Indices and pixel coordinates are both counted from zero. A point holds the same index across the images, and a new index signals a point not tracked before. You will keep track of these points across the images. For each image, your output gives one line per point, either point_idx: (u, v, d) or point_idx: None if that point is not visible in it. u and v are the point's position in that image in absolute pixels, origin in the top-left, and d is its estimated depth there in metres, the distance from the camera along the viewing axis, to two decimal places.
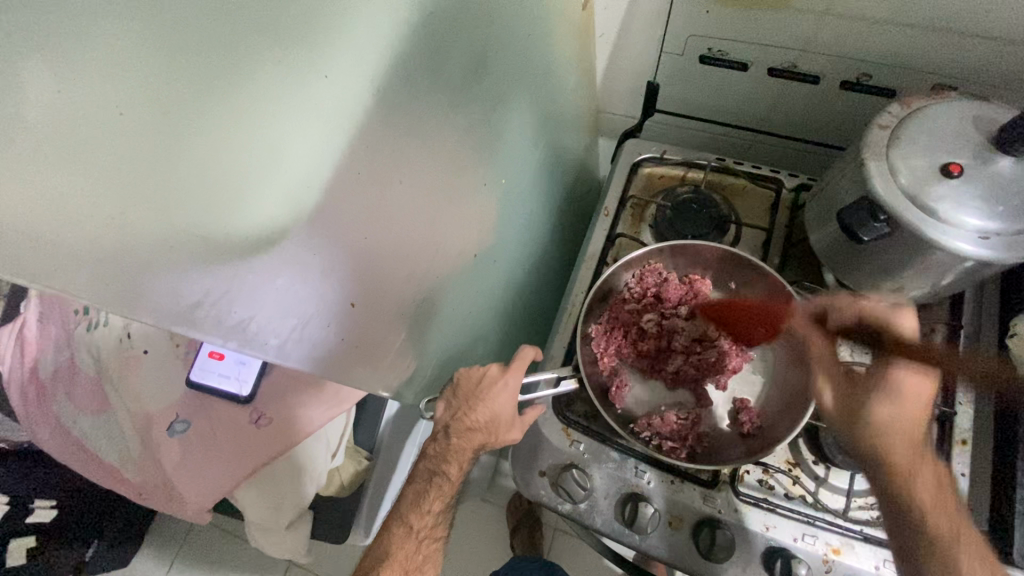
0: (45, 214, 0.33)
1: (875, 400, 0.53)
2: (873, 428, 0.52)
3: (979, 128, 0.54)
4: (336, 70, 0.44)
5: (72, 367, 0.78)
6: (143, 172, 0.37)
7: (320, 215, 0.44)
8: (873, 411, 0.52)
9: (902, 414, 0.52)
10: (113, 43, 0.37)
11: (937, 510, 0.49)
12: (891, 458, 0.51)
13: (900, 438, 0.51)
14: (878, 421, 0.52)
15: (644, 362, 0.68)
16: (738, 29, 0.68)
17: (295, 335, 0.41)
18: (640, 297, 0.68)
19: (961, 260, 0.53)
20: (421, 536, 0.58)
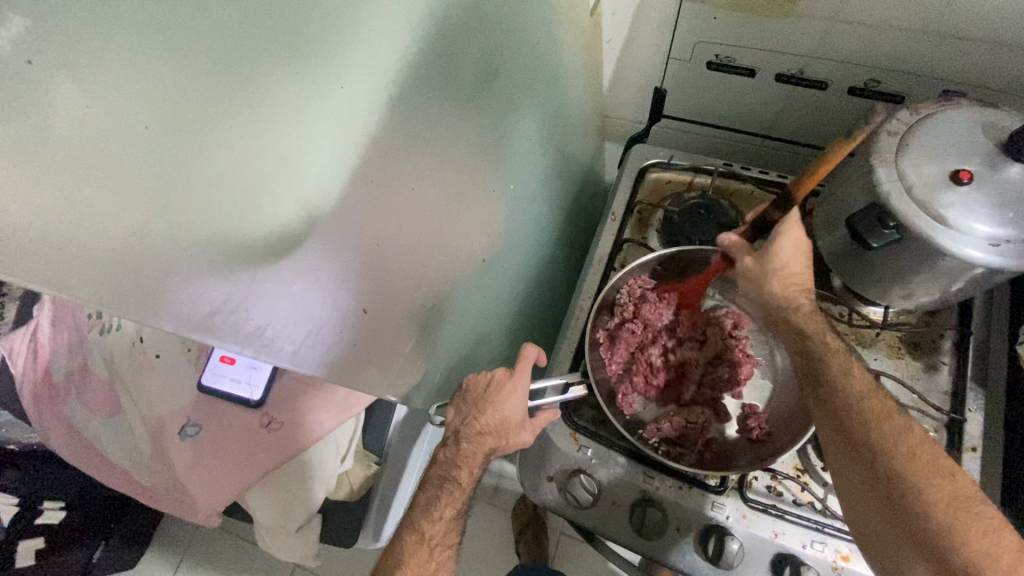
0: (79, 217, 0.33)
1: (778, 248, 0.54)
2: (776, 270, 0.55)
3: (988, 134, 0.54)
4: (352, 79, 0.45)
5: (84, 371, 0.78)
6: (170, 183, 0.37)
7: (336, 224, 0.45)
8: (778, 254, 0.54)
9: (796, 259, 0.55)
10: (123, 42, 0.36)
11: (856, 383, 0.50)
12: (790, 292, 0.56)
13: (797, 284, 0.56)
14: (784, 267, 0.55)
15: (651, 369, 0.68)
16: (747, 36, 0.68)
17: (309, 341, 0.42)
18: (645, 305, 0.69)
19: (972, 266, 0.53)
20: (433, 544, 0.57)
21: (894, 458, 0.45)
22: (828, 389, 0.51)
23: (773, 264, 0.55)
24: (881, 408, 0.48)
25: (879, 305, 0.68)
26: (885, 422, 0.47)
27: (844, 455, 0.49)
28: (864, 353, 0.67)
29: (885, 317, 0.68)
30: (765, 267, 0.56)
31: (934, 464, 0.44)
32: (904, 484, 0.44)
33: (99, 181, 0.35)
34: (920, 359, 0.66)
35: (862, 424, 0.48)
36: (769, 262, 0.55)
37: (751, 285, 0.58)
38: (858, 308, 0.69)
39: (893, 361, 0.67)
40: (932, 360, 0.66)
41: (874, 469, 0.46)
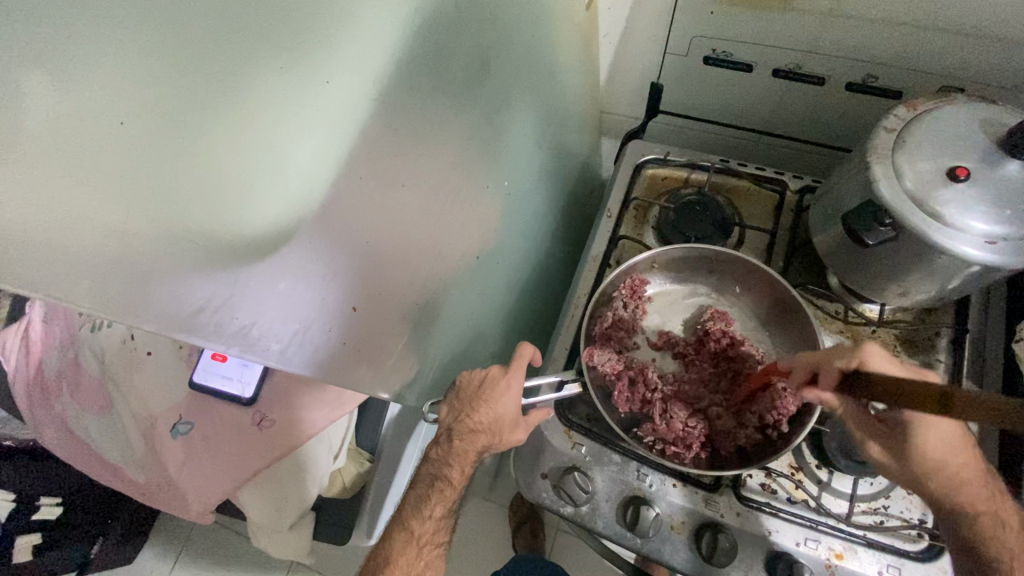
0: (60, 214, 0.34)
1: (926, 440, 0.53)
2: (933, 471, 0.53)
3: (986, 131, 0.53)
4: (341, 77, 0.44)
5: (77, 368, 0.78)
6: (144, 179, 0.36)
7: (323, 220, 0.44)
8: (923, 454, 0.53)
9: (950, 458, 0.53)
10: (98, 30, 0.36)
11: None
12: (966, 492, 0.52)
13: (967, 485, 0.52)
14: (941, 469, 0.53)
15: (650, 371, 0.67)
16: (743, 30, 0.67)
17: (296, 340, 0.42)
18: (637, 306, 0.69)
19: (968, 264, 0.52)
20: (422, 542, 0.57)
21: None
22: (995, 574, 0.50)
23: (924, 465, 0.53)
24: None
25: (876, 303, 0.68)
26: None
27: None
28: None
29: (881, 315, 0.68)
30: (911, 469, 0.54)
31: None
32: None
33: (77, 174, 0.35)
34: (916, 356, 0.66)
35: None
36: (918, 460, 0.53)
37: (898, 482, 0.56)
38: (855, 306, 0.69)
39: None
40: (929, 357, 0.66)
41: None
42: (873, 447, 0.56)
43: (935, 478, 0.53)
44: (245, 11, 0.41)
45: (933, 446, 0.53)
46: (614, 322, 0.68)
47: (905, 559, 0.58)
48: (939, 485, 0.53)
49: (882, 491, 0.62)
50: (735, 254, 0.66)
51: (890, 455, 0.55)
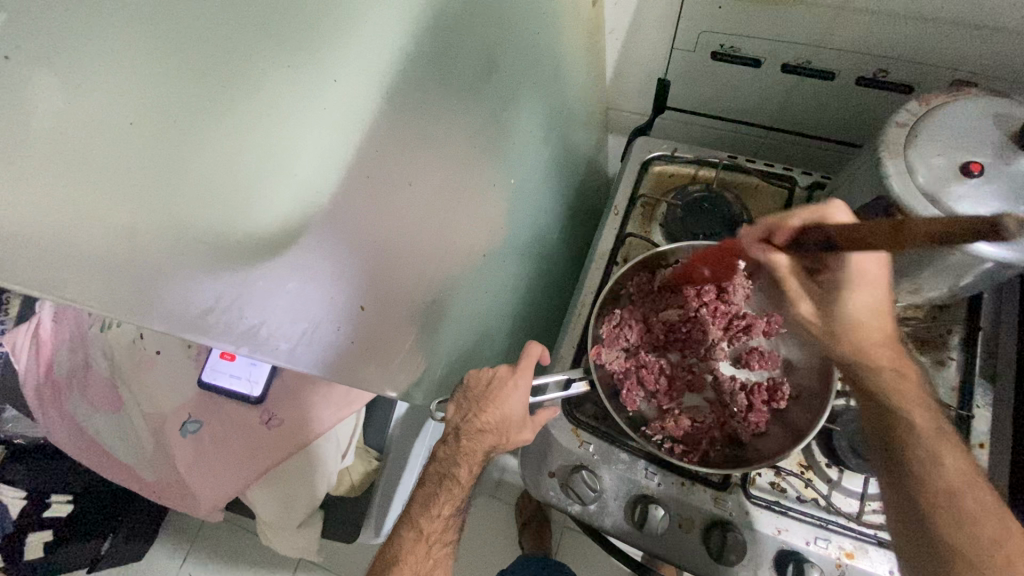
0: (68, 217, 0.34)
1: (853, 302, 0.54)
2: (849, 336, 0.54)
3: (1000, 125, 0.53)
4: (347, 75, 0.44)
5: (87, 367, 0.79)
6: (153, 181, 0.36)
7: (332, 218, 0.44)
8: (855, 312, 0.54)
9: (876, 324, 0.54)
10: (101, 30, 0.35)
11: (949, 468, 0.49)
12: (878, 356, 0.54)
13: (880, 345, 0.54)
14: (858, 330, 0.54)
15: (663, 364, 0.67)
16: (752, 26, 0.67)
17: (305, 339, 0.42)
18: (648, 300, 0.68)
19: (981, 261, 0.51)
20: (431, 541, 0.57)
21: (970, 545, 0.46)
22: (904, 466, 0.51)
23: (845, 322, 0.54)
24: (946, 485, 0.49)
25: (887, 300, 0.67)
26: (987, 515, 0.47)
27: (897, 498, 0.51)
28: None
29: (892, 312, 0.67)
30: (830, 325, 0.55)
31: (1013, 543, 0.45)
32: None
33: (85, 176, 0.35)
34: (928, 354, 0.65)
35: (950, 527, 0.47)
36: (835, 317, 0.55)
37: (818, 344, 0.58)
38: None
39: None
40: (940, 355, 0.65)
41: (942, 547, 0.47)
42: (804, 305, 0.56)
43: (854, 340, 0.54)
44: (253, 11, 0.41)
45: (861, 304, 0.53)
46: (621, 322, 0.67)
47: None
48: (851, 346, 0.54)
49: None
50: None
51: (817, 317, 0.56)
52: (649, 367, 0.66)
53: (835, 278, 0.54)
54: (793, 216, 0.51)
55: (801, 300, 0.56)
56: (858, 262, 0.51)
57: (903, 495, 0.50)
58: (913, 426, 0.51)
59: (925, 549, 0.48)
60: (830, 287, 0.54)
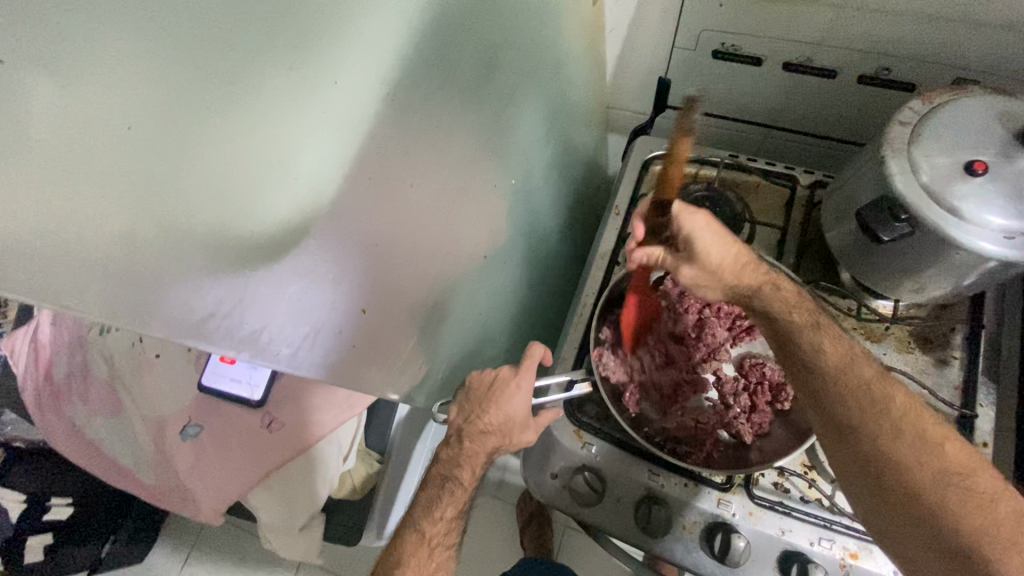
0: (71, 228, 0.35)
1: (705, 250, 0.55)
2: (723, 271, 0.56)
3: (1003, 123, 0.52)
4: (352, 76, 0.43)
5: (86, 371, 0.78)
6: (154, 185, 0.36)
7: (333, 221, 0.43)
8: (709, 258, 0.56)
9: (729, 253, 0.55)
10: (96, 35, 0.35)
11: (835, 357, 0.48)
12: (744, 278, 0.56)
13: (746, 267, 0.56)
14: (722, 266, 0.56)
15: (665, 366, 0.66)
16: (754, 24, 0.66)
17: (306, 343, 0.42)
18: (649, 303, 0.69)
19: (986, 260, 0.51)
20: (433, 544, 0.57)
21: (912, 469, 0.42)
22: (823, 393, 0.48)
23: (710, 267, 0.56)
24: (840, 372, 0.47)
25: (889, 299, 0.67)
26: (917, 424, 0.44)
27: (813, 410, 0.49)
28: (873, 348, 0.66)
29: (895, 312, 0.67)
30: (711, 271, 0.56)
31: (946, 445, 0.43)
32: (930, 507, 0.41)
33: (79, 182, 0.34)
34: (930, 353, 0.65)
35: (887, 464, 0.43)
36: (702, 267, 0.56)
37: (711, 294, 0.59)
38: (867, 303, 0.68)
39: (902, 357, 0.66)
40: (943, 354, 0.65)
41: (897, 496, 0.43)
42: (683, 270, 0.58)
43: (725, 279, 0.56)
44: (255, 14, 0.39)
45: (713, 250, 0.55)
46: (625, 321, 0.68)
47: None
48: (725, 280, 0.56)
49: None
50: None
51: (696, 273, 0.57)
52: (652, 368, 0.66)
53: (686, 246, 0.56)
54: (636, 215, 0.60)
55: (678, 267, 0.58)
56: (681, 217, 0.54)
57: (831, 431, 0.47)
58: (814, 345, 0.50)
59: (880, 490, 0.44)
60: (687, 250, 0.57)
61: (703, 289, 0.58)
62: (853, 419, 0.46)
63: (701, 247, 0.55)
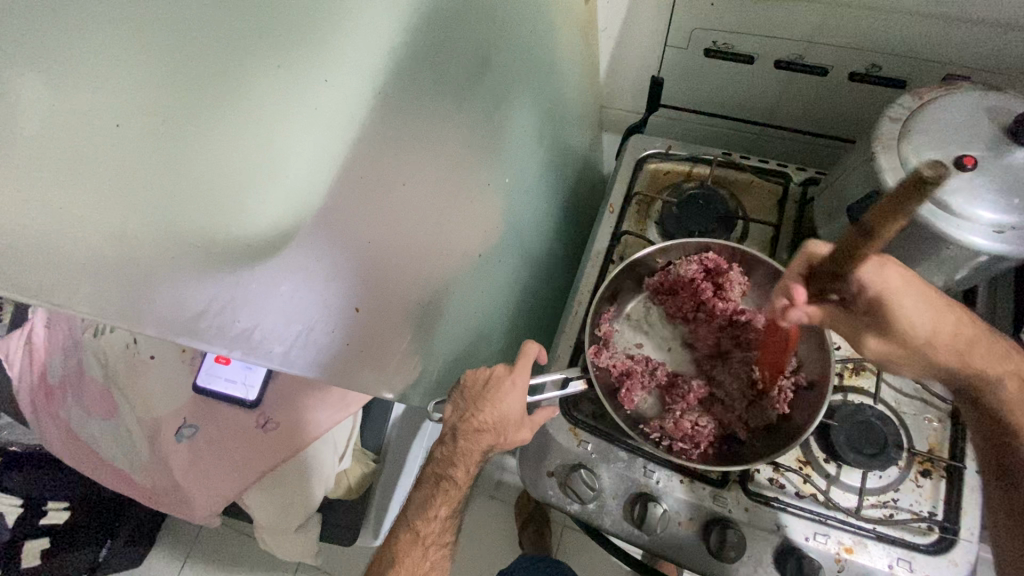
0: (54, 226, 0.34)
1: (913, 323, 0.50)
2: (930, 348, 0.51)
3: (993, 118, 0.53)
4: (335, 76, 0.45)
5: (79, 373, 0.78)
6: (142, 182, 0.36)
7: (323, 217, 0.44)
8: (914, 329, 0.50)
9: (941, 327, 0.50)
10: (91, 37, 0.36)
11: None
12: (972, 358, 0.51)
13: (966, 345, 0.51)
14: (933, 338, 0.51)
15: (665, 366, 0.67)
16: (744, 22, 0.67)
17: (299, 342, 0.42)
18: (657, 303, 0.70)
19: (976, 254, 0.52)
20: (428, 543, 0.57)
21: None
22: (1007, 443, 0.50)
23: (915, 342, 0.51)
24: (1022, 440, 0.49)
25: None
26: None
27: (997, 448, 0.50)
28: None
29: None
30: (908, 345, 0.52)
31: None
32: None
33: (70, 177, 0.34)
34: None
35: None
36: (903, 345, 0.52)
37: (911, 366, 0.53)
38: None
39: None
40: None
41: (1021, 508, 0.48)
42: (868, 338, 0.54)
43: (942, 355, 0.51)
44: (246, 16, 0.41)
45: (922, 325, 0.50)
46: (619, 315, 0.71)
47: (915, 553, 0.58)
48: (958, 358, 0.51)
49: (891, 484, 0.62)
50: (723, 244, 0.66)
51: (886, 344, 0.53)
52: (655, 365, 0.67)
53: (877, 319, 0.52)
54: (794, 269, 0.53)
55: (858, 332, 0.54)
56: (880, 293, 0.49)
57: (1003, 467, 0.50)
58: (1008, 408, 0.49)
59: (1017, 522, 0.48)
60: (876, 320, 0.52)
61: (903, 363, 0.54)
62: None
63: (909, 320, 0.50)
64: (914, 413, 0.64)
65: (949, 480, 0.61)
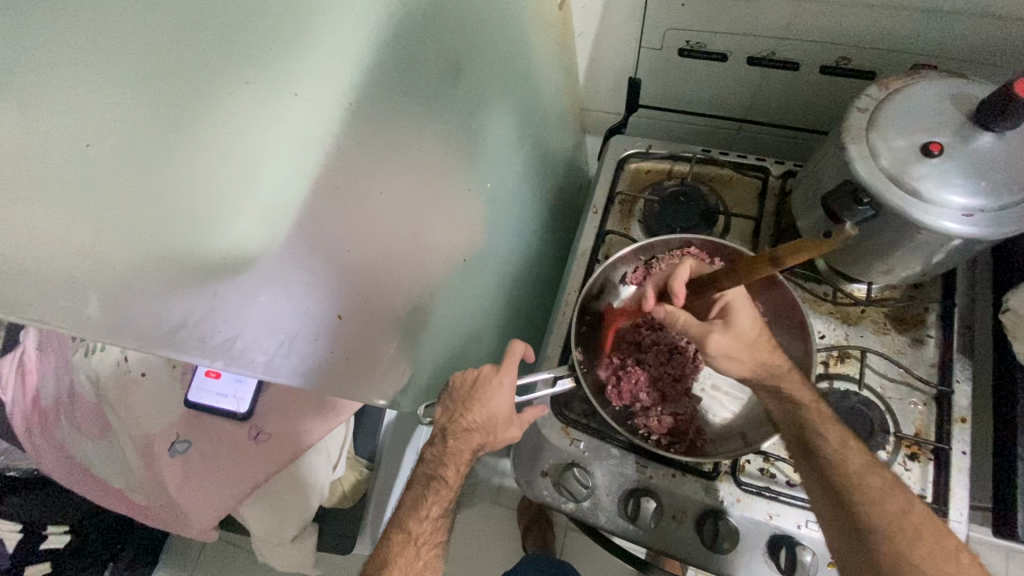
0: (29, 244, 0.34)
1: (738, 318, 0.56)
2: (754, 340, 0.56)
3: (957, 105, 0.54)
4: (309, 87, 0.44)
5: (72, 394, 0.78)
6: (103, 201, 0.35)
7: (301, 235, 0.44)
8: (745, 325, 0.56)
9: (756, 323, 0.56)
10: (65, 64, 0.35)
11: (820, 416, 0.53)
12: (774, 355, 0.56)
13: (774, 348, 0.57)
14: (759, 337, 0.56)
15: (655, 361, 0.67)
16: (715, 21, 0.68)
17: (281, 351, 0.44)
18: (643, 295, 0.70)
19: (949, 238, 0.52)
20: (420, 542, 0.57)
21: (863, 500, 0.50)
22: (823, 469, 0.52)
23: (745, 336, 0.56)
24: (821, 429, 0.53)
25: (863, 282, 0.68)
26: (908, 541, 0.49)
27: (801, 451, 0.54)
28: (851, 331, 0.68)
29: (870, 294, 0.68)
30: (743, 341, 0.56)
31: (913, 520, 0.49)
32: (876, 528, 0.49)
33: (35, 194, 0.34)
34: (907, 333, 0.67)
35: (860, 506, 0.50)
36: (738, 337, 0.56)
37: (735, 365, 0.56)
38: (842, 287, 0.69)
39: (879, 338, 0.67)
40: (919, 334, 0.66)
41: (847, 505, 0.51)
42: (714, 337, 0.55)
43: (754, 354, 0.56)
44: (200, 27, 0.39)
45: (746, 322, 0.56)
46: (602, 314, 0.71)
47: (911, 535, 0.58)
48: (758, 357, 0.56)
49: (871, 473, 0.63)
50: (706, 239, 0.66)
51: (726, 338, 0.55)
52: (644, 364, 0.67)
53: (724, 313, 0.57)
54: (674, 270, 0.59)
55: (707, 331, 0.56)
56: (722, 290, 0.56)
57: (804, 458, 0.54)
58: (821, 435, 0.53)
59: (851, 536, 0.51)
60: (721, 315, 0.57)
61: (727, 362, 0.56)
62: (851, 496, 0.51)
63: (734, 315, 0.56)
64: (899, 397, 0.64)
65: (938, 463, 0.61)
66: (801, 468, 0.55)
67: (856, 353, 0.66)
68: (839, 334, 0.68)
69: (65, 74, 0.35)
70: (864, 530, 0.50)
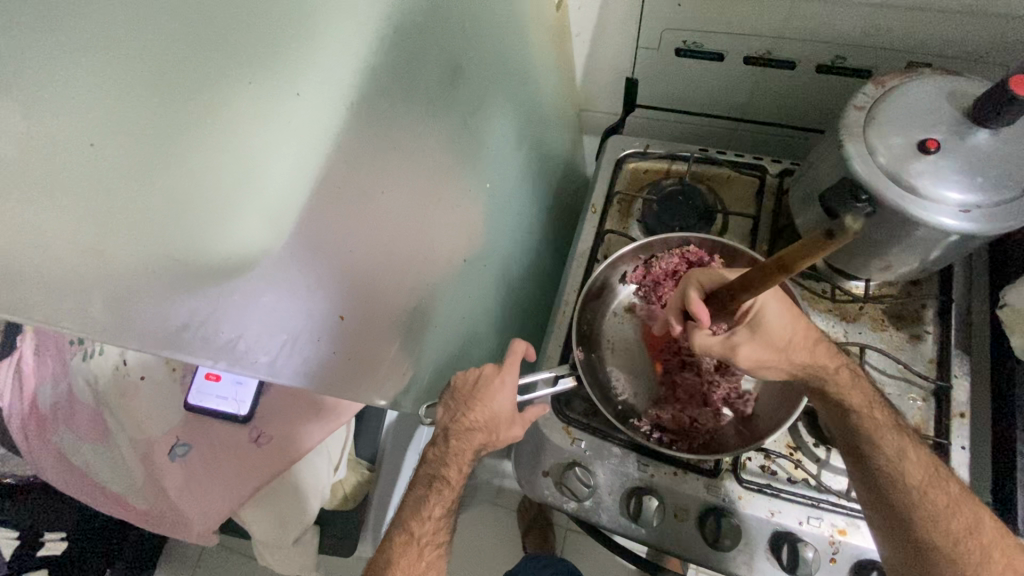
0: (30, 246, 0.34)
1: (767, 325, 0.55)
2: (786, 346, 0.55)
3: (953, 103, 0.54)
4: (311, 87, 0.43)
5: (69, 398, 0.78)
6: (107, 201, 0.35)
7: (306, 238, 0.44)
8: (771, 328, 0.55)
9: (790, 327, 0.55)
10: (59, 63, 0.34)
11: (878, 421, 0.54)
12: (815, 357, 0.56)
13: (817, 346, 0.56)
14: (786, 342, 0.55)
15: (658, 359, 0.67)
16: (712, 20, 0.69)
17: (284, 352, 0.44)
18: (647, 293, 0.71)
19: (947, 234, 0.53)
20: (423, 543, 0.57)
21: (916, 502, 0.52)
22: (877, 474, 0.53)
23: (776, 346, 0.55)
24: (874, 432, 0.54)
25: (861, 279, 0.69)
26: (963, 543, 0.50)
27: (855, 454, 0.55)
28: (849, 328, 0.68)
29: (867, 291, 0.68)
30: (775, 348, 0.55)
31: (972, 531, 0.50)
32: (926, 531, 0.51)
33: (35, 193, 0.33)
34: (905, 330, 0.67)
35: (912, 510, 0.51)
36: (766, 346, 0.55)
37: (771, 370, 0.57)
38: (840, 284, 0.69)
39: (878, 334, 0.67)
40: (916, 330, 0.67)
41: (898, 509, 0.52)
42: (744, 349, 0.55)
43: (788, 357, 0.55)
44: (200, 22, 0.38)
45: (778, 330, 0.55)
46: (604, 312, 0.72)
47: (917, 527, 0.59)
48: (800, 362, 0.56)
49: None
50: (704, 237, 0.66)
51: (756, 348, 0.55)
52: None
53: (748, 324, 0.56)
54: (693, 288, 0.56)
55: (734, 345, 0.55)
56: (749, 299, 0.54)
57: (858, 461, 0.55)
58: (876, 442, 0.54)
59: (903, 538, 0.52)
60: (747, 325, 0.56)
61: (763, 369, 0.56)
62: (906, 505, 0.52)
63: (765, 321, 0.55)
64: (899, 393, 0.64)
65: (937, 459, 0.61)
66: (853, 469, 0.56)
67: (855, 349, 0.67)
68: (838, 331, 0.68)
69: (69, 75, 0.34)
70: (915, 534, 0.51)
